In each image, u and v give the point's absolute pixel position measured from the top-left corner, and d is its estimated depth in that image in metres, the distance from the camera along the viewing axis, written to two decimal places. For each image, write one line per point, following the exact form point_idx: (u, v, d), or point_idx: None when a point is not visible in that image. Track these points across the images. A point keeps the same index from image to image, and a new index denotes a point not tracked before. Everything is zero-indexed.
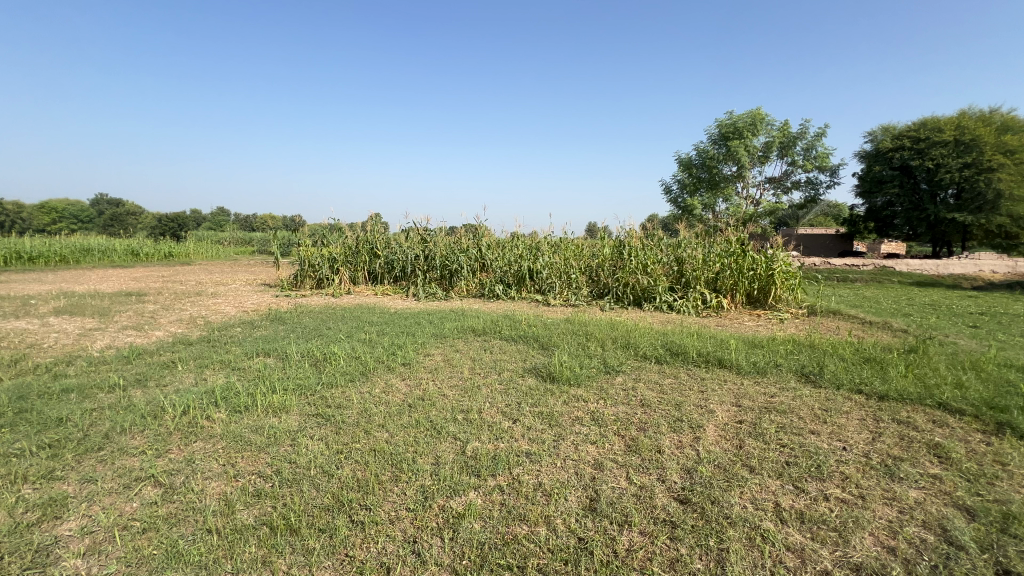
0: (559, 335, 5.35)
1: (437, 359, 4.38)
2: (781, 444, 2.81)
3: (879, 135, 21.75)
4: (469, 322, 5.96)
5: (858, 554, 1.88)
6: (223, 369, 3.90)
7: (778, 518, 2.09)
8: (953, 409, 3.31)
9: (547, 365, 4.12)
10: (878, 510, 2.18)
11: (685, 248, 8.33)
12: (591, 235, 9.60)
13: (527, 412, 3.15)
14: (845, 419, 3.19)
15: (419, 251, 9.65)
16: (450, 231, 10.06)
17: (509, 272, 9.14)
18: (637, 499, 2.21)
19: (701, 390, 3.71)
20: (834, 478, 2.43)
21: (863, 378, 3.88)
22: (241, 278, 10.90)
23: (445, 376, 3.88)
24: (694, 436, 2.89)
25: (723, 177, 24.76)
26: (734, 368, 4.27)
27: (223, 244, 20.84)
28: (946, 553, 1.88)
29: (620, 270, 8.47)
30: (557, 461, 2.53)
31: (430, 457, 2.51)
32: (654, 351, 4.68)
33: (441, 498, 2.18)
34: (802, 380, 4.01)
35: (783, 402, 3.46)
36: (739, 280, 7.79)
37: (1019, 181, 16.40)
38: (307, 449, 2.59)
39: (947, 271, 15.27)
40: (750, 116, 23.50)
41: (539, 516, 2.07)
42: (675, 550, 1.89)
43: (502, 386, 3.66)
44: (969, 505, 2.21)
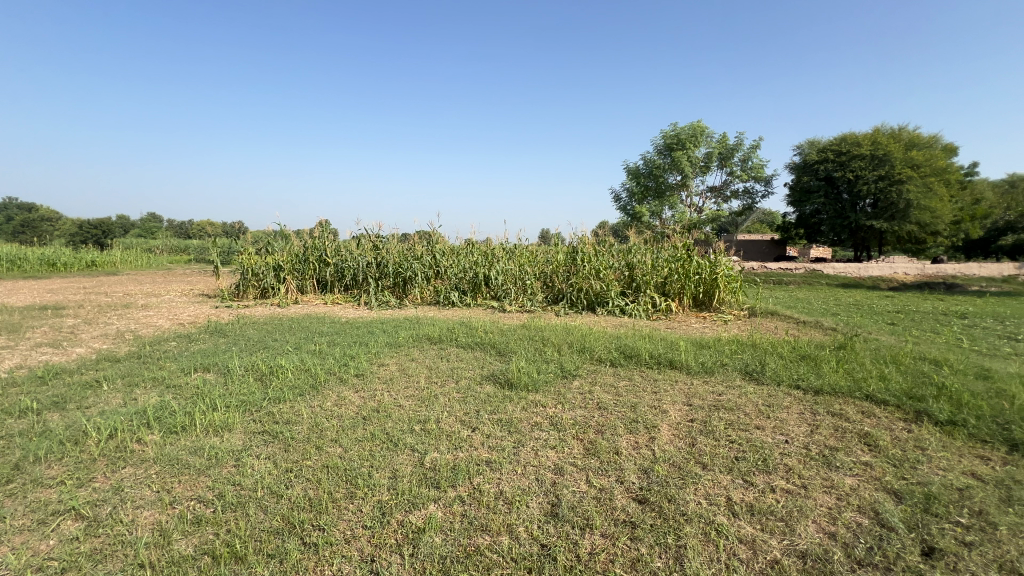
0: (515, 340, 5.36)
1: (392, 368, 4.25)
2: (730, 440, 2.93)
3: (806, 148, 23.56)
4: (425, 330, 5.85)
5: (804, 541, 1.98)
6: (156, 387, 3.60)
7: (731, 511, 2.18)
8: (879, 399, 3.60)
9: (505, 372, 4.11)
10: (818, 498, 2.31)
11: (636, 254, 8.61)
12: (545, 241, 9.72)
13: (486, 420, 3.12)
14: (786, 414, 3.38)
15: (371, 258, 9.40)
16: (404, 238, 9.88)
17: (464, 279, 9.07)
18: (597, 502, 2.23)
19: (654, 391, 3.82)
20: (779, 470, 2.57)
21: (800, 374, 4.14)
22: (176, 289, 10.15)
23: (401, 386, 3.77)
24: (649, 436, 2.97)
25: (668, 186, 25.91)
26: (684, 369, 4.43)
27: (154, 252, 19.38)
28: (880, 535, 2.03)
29: (574, 275, 8.63)
30: (517, 468, 2.51)
31: (387, 471, 2.42)
32: (609, 354, 4.79)
33: (400, 512, 2.11)
34: (746, 378, 4.23)
35: (729, 400, 3.63)
36: (686, 283, 8.15)
37: (925, 191, 18.23)
38: (254, 468, 2.44)
39: (867, 274, 16.69)
40: (691, 128, 24.80)
41: (501, 525, 2.04)
42: (636, 550, 1.92)
43: (460, 395, 3.61)
44: (897, 488, 2.39)
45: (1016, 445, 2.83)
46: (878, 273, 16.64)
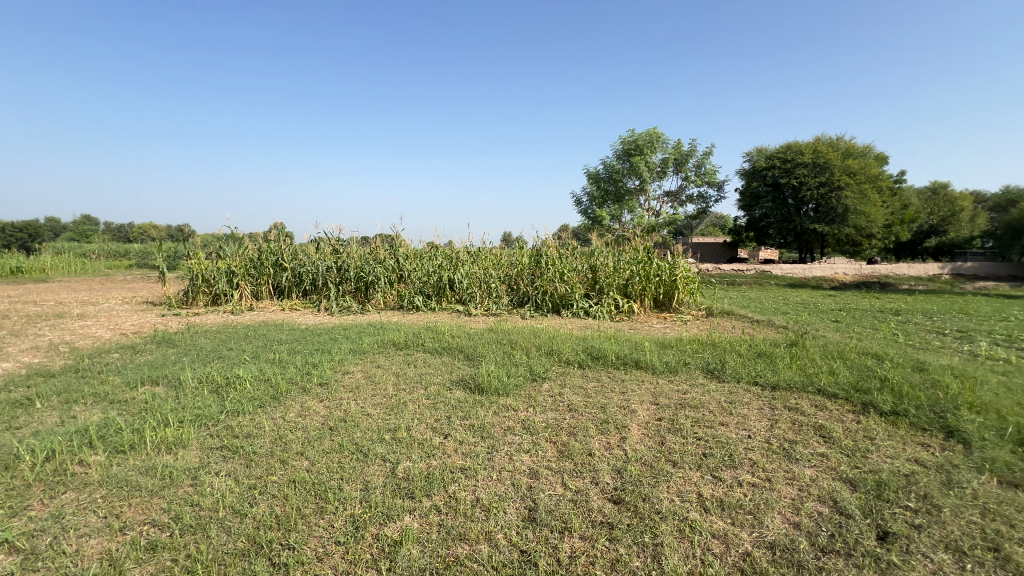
0: (483, 344, 5.33)
1: (358, 376, 4.12)
2: (696, 437, 3.02)
3: (754, 155, 24.79)
4: (390, 335, 5.71)
5: (772, 533, 2.06)
6: (98, 403, 3.33)
7: (702, 507, 2.24)
8: (830, 393, 3.81)
9: (474, 376, 4.07)
10: (782, 490, 2.42)
11: (598, 257, 8.76)
12: (508, 244, 9.73)
13: (458, 426, 3.08)
14: (747, 410, 3.52)
15: (331, 262, 9.12)
16: (365, 242, 9.64)
17: (428, 283, 8.96)
18: (574, 505, 2.24)
19: (622, 392, 3.89)
20: (744, 465, 2.67)
21: (757, 371, 4.34)
22: (116, 296, 9.47)
23: (369, 394, 3.66)
24: (621, 436, 3.02)
25: (627, 190, 26.59)
26: (649, 369, 4.54)
27: (89, 257, 18.04)
28: (839, 522, 2.14)
29: (539, 278, 8.68)
30: (493, 474, 2.49)
31: (358, 483, 2.34)
32: (577, 356, 4.84)
33: (374, 526, 2.04)
34: (708, 376, 4.38)
35: (694, 398, 3.75)
36: (647, 285, 8.37)
37: (860, 197, 19.57)
38: (214, 486, 2.30)
39: (811, 274, 17.71)
40: (648, 134, 25.60)
41: (480, 533, 2.01)
42: (615, 550, 1.94)
43: (430, 401, 3.54)
44: (851, 477, 2.53)
45: (951, 432, 3.06)
46: (821, 273, 17.69)
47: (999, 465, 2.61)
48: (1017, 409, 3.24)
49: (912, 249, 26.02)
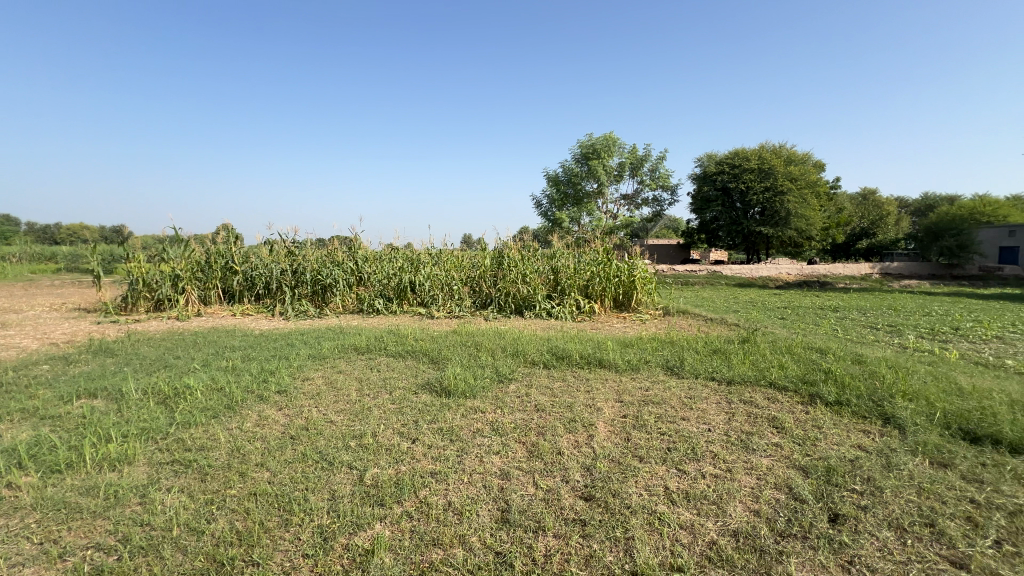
0: (448, 347, 5.27)
1: (318, 382, 3.98)
2: (661, 432, 3.11)
3: (705, 161, 25.91)
4: (351, 339, 5.55)
5: (735, 521, 2.15)
6: (27, 420, 3.05)
7: (670, 500, 2.31)
8: (780, 386, 4.03)
9: (440, 379, 4.02)
10: (742, 479, 2.53)
11: (560, 258, 8.87)
12: (469, 245, 9.69)
13: (426, 430, 3.03)
14: (706, 404, 3.67)
15: (285, 265, 8.76)
16: (321, 243, 9.32)
17: (388, 286, 8.78)
18: (546, 504, 2.25)
19: (587, 390, 3.95)
20: (706, 457, 2.77)
21: (714, 367, 4.53)
22: (42, 303, 8.69)
23: (331, 401, 3.54)
24: (588, 434, 3.07)
25: (586, 193, 27.10)
26: (613, 367, 4.64)
27: (10, 261, 16.50)
28: (795, 507, 2.26)
29: (501, 279, 8.69)
30: (464, 477, 2.46)
31: (325, 493, 2.26)
32: (542, 357, 4.88)
33: (343, 536, 1.97)
34: (668, 372, 4.53)
35: (656, 395, 3.86)
36: (607, 286, 8.56)
37: (801, 202, 20.84)
38: (165, 504, 2.15)
39: (758, 274, 18.66)
40: (604, 139, 26.26)
41: (454, 537, 1.99)
42: (588, 546, 1.97)
43: (395, 405, 3.47)
44: (804, 464, 2.68)
45: (888, 418, 3.31)
46: (767, 273, 18.68)
47: (930, 447, 2.85)
48: (942, 396, 3.55)
49: (846, 249, 28.05)
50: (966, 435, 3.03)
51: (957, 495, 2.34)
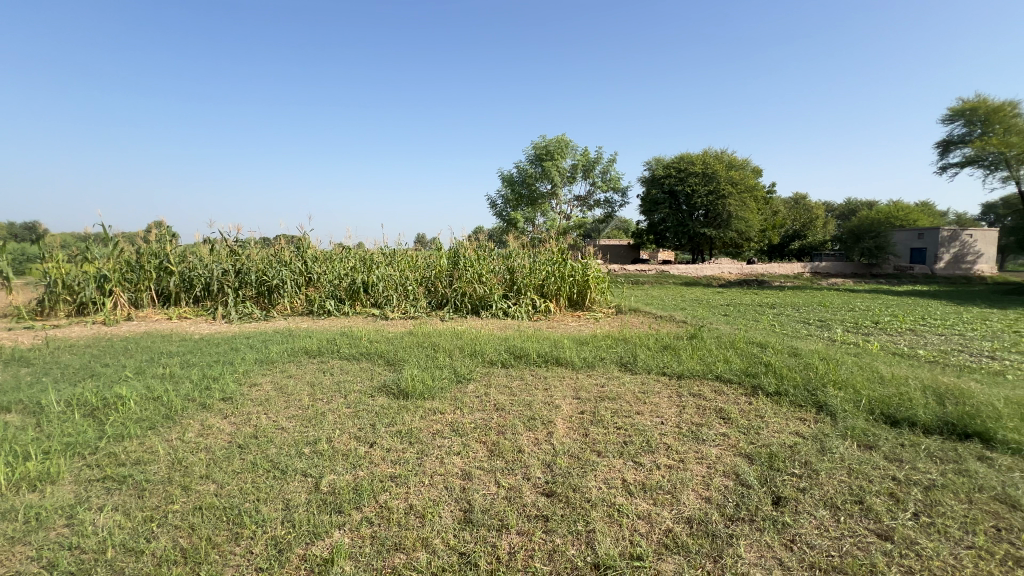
0: (404, 348, 5.17)
1: (267, 388, 3.79)
2: (617, 426, 3.21)
3: (653, 165, 26.89)
4: (301, 343, 5.32)
5: (688, 508, 2.26)
6: None
7: (628, 492, 2.39)
8: (726, 378, 4.26)
9: (397, 381, 3.93)
10: (694, 469, 2.65)
11: (516, 258, 8.91)
12: (424, 245, 9.55)
13: (384, 433, 2.96)
14: (659, 398, 3.81)
15: (228, 265, 8.28)
16: (267, 242, 8.87)
17: (340, 286, 8.50)
18: (508, 502, 2.26)
19: (546, 388, 4.01)
20: (660, 449, 2.88)
21: (665, 362, 4.72)
22: None
23: (281, 407, 3.38)
24: (548, 431, 3.11)
25: (540, 194, 27.38)
26: (569, 365, 4.73)
27: None
28: (742, 492, 2.40)
29: (457, 279, 8.61)
30: (425, 479, 2.43)
31: (278, 503, 2.16)
32: (500, 356, 4.89)
33: (300, 547, 1.90)
34: (622, 369, 4.67)
35: (611, 390, 3.97)
36: (562, 285, 8.71)
37: (740, 205, 22.08)
38: (96, 525, 1.98)
39: (703, 273, 19.58)
40: (557, 141, 26.69)
41: (416, 540, 1.96)
42: (551, 541, 2.00)
43: (351, 409, 3.37)
44: (749, 452, 2.85)
45: (821, 406, 3.58)
46: (711, 272, 19.64)
47: (858, 431, 3.10)
48: (866, 384, 3.87)
49: (781, 249, 30.08)
50: (887, 418, 3.32)
51: (881, 474, 2.56)
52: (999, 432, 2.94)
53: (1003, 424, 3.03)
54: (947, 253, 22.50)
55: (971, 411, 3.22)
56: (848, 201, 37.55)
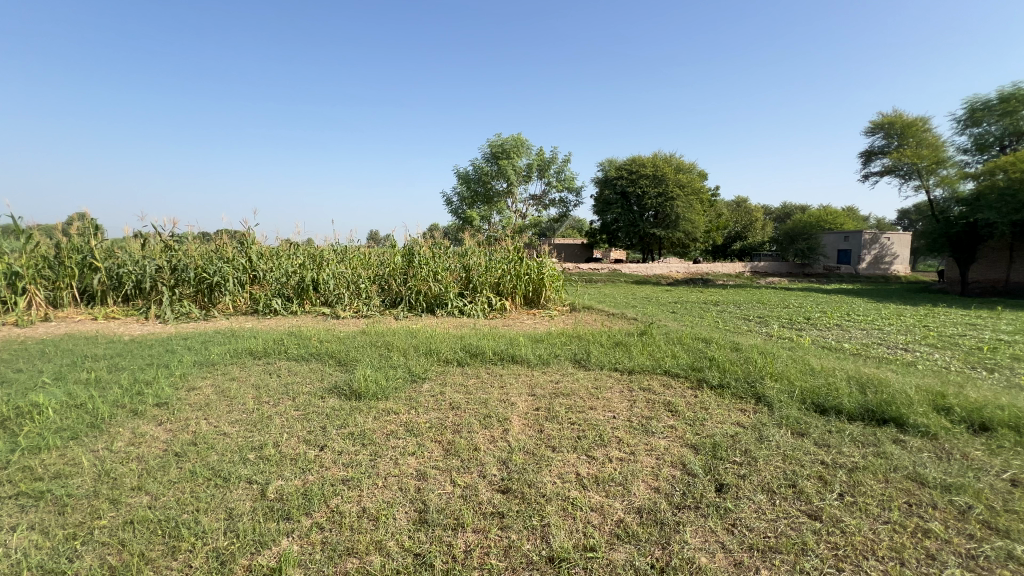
0: (357, 348, 5.03)
1: (207, 392, 3.57)
2: (570, 422, 3.28)
3: (607, 167, 27.58)
4: (245, 343, 5.05)
5: (638, 498, 2.34)
6: None
7: (581, 485, 2.44)
8: (673, 373, 4.44)
9: (350, 381, 3.82)
10: (644, 460, 2.75)
11: (471, 256, 8.86)
12: (377, 242, 9.30)
13: (335, 436, 2.87)
14: (611, 393, 3.93)
15: (162, 261, 7.71)
16: (206, 237, 8.35)
17: (288, 285, 8.14)
18: (464, 500, 2.26)
19: (501, 386, 4.02)
20: (612, 442, 2.97)
21: (617, 358, 4.86)
22: None
23: (223, 412, 3.20)
24: (503, 428, 3.12)
25: (496, 193, 27.43)
26: (525, 362, 4.77)
27: None
28: (688, 481, 2.52)
29: (412, 278, 8.45)
30: (378, 481, 2.38)
31: (220, 512, 2.05)
32: (455, 354, 4.86)
33: (244, 557, 1.82)
34: (576, 365, 4.78)
35: (566, 386, 4.05)
36: (517, 283, 8.76)
37: (687, 207, 23.07)
38: (8, 547, 1.80)
39: (653, 271, 20.32)
40: (513, 141, 26.83)
41: (369, 544, 1.92)
42: (507, 538, 2.02)
43: (300, 412, 3.25)
44: (694, 442, 2.99)
45: (759, 397, 3.81)
46: (661, 271, 20.40)
47: (791, 420, 3.33)
48: (799, 375, 4.16)
49: (724, 249, 31.68)
50: (817, 407, 3.59)
51: (811, 459, 2.76)
52: (911, 417, 3.24)
53: (914, 409, 3.35)
54: (870, 253, 24.47)
55: (888, 398, 3.53)
56: (784, 205, 40.07)
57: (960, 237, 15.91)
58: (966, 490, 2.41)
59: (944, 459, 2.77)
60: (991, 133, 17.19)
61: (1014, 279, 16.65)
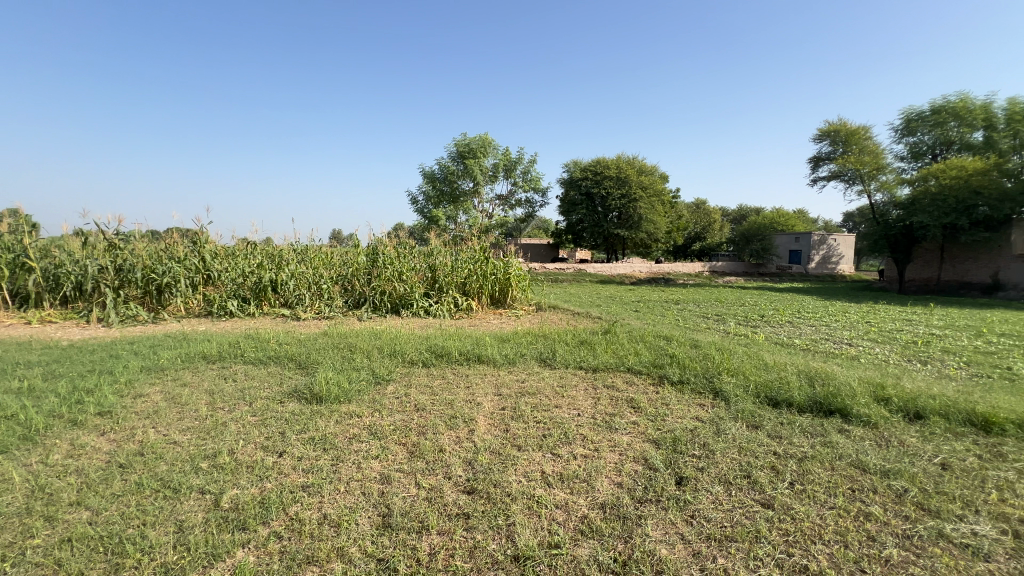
0: (318, 350, 4.88)
1: (156, 399, 3.39)
2: (536, 420, 3.30)
3: (572, 168, 27.91)
4: (197, 347, 4.82)
5: (602, 494, 2.39)
6: None
7: (546, 483, 2.47)
8: (636, 370, 4.55)
9: (311, 385, 3.71)
10: (607, 456, 2.80)
11: (437, 256, 8.77)
12: (339, 241, 9.07)
13: (295, 441, 2.79)
14: (576, 391, 3.98)
15: (105, 261, 7.25)
16: (154, 236, 7.92)
17: (244, 286, 7.81)
18: (428, 502, 2.24)
19: (467, 386, 4.00)
20: (577, 439, 3.02)
21: (582, 356, 4.93)
22: None
23: (173, 419, 3.04)
24: (469, 428, 3.11)
25: (462, 193, 27.30)
26: (491, 362, 4.77)
27: None
28: (650, 476, 2.58)
29: (376, 278, 8.29)
30: (340, 486, 2.32)
31: (169, 525, 1.95)
32: (421, 355, 4.80)
33: (195, 572, 1.74)
34: (542, 364, 4.82)
35: (531, 385, 4.08)
36: (483, 283, 8.73)
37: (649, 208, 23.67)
38: None
39: (617, 271, 20.73)
40: (480, 141, 26.76)
41: (331, 551, 1.88)
42: (472, 538, 2.01)
43: (257, 417, 3.13)
44: (656, 437, 3.07)
45: (717, 391, 3.96)
46: (625, 271, 20.83)
47: (746, 413, 3.48)
48: (753, 370, 4.34)
49: (684, 249, 32.69)
50: (770, 400, 3.76)
51: (765, 450, 2.89)
52: (855, 408, 3.45)
53: (857, 400, 3.56)
54: (818, 253, 25.82)
55: (834, 390, 3.75)
56: (740, 207, 41.76)
57: (898, 238, 16.99)
58: (903, 474, 2.59)
59: (883, 446, 2.96)
60: (925, 142, 18.53)
61: (946, 277, 17.81)
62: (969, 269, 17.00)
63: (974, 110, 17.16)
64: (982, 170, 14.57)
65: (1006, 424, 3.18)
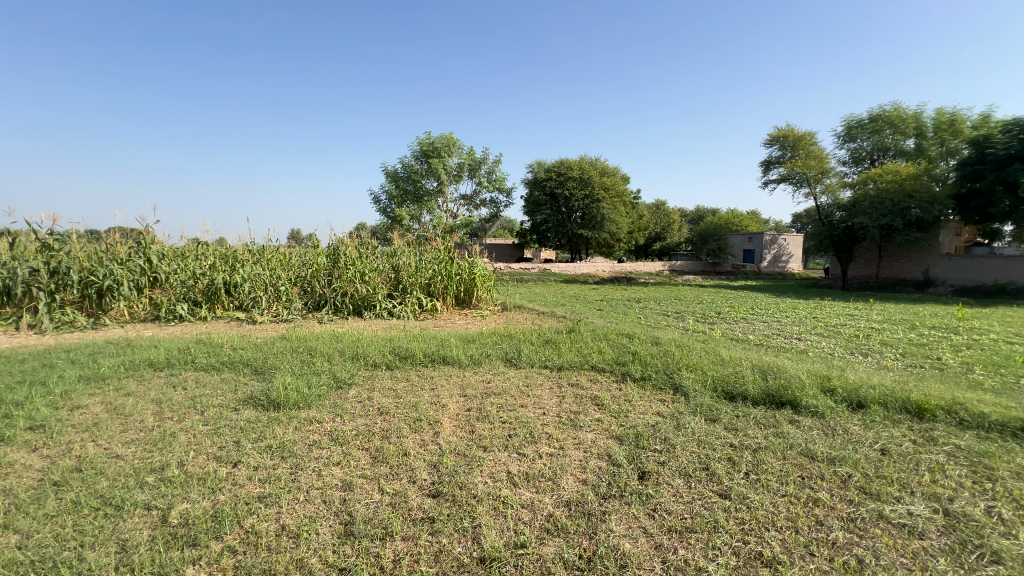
0: (276, 355, 4.70)
1: (96, 410, 3.17)
2: (502, 420, 3.30)
3: (536, 168, 28.12)
4: (143, 354, 4.52)
5: (567, 491, 2.42)
6: None
7: (512, 483, 2.47)
8: (600, 367, 4.63)
9: (268, 391, 3.56)
10: (572, 454, 2.84)
11: (401, 256, 8.61)
12: (298, 241, 8.76)
13: (251, 450, 2.67)
14: (541, 390, 4.00)
15: (38, 262, 6.71)
16: (93, 236, 7.39)
17: (195, 288, 7.43)
18: (393, 508, 2.20)
19: (431, 388, 3.95)
20: (542, 438, 3.04)
21: (547, 356, 4.97)
22: None
23: (115, 432, 2.85)
24: (434, 431, 3.07)
25: (426, 192, 26.98)
26: (455, 363, 4.73)
27: None
28: (614, 472, 2.63)
29: (337, 279, 8.06)
30: (299, 495, 2.24)
31: (110, 545, 1.83)
32: (384, 358, 4.70)
33: None
34: (507, 364, 4.82)
35: (497, 386, 4.07)
36: (448, 284, 8.65)
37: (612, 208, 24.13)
38: None
39: (581, 271, 21.03)
40: (444, 140, 26.52)
41: (289, 563, 1.81)
42: (437, 542, 1.99)
43: (209, 426, 2.98)
44: (619, 433, 3.13)
45: (677, 387, 4.07)
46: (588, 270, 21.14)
47: (705, 407, 3.60)
48: (711, 366, 4.51)
49: (645, 249, 33.55)
50: (726, 394, 3.90)
51: (722, 442, 3.00)
52: (804, 400, 3.62)
53: (806, 392, 3.75)
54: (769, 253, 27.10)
55: (785, 383, 3.94)
56: (697, 208, 43.22)
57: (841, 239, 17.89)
58: (847, 460, 2.75)
59: (830, 435, 3.13)
60: (863, 148, 19.74)
61: (884, 274, 19.19)
62: (902, 267, 18.42)
63: (907, 118, 18.49)
64: (913, 175, 15.98)
65: (936, 410, 3.45)
